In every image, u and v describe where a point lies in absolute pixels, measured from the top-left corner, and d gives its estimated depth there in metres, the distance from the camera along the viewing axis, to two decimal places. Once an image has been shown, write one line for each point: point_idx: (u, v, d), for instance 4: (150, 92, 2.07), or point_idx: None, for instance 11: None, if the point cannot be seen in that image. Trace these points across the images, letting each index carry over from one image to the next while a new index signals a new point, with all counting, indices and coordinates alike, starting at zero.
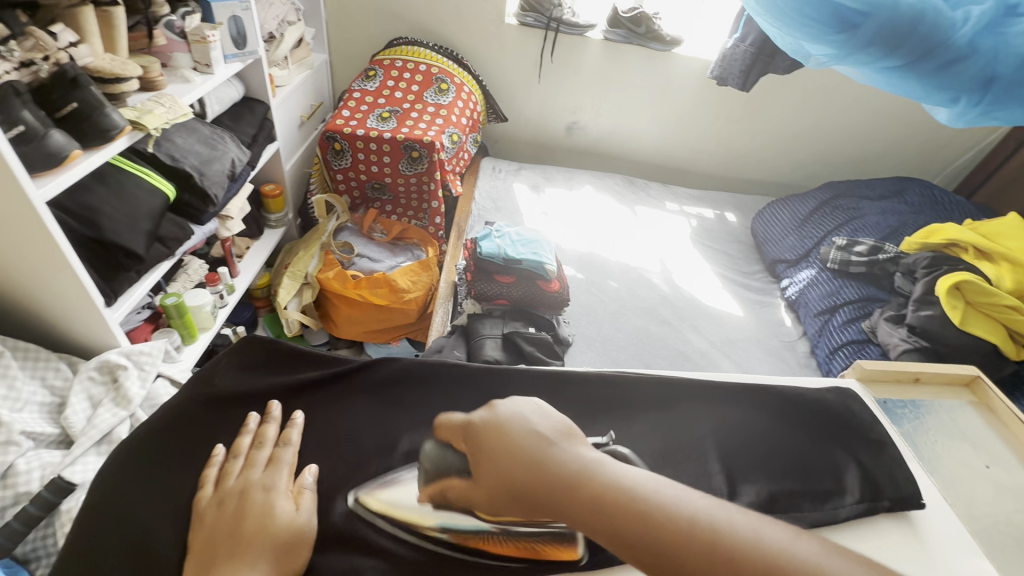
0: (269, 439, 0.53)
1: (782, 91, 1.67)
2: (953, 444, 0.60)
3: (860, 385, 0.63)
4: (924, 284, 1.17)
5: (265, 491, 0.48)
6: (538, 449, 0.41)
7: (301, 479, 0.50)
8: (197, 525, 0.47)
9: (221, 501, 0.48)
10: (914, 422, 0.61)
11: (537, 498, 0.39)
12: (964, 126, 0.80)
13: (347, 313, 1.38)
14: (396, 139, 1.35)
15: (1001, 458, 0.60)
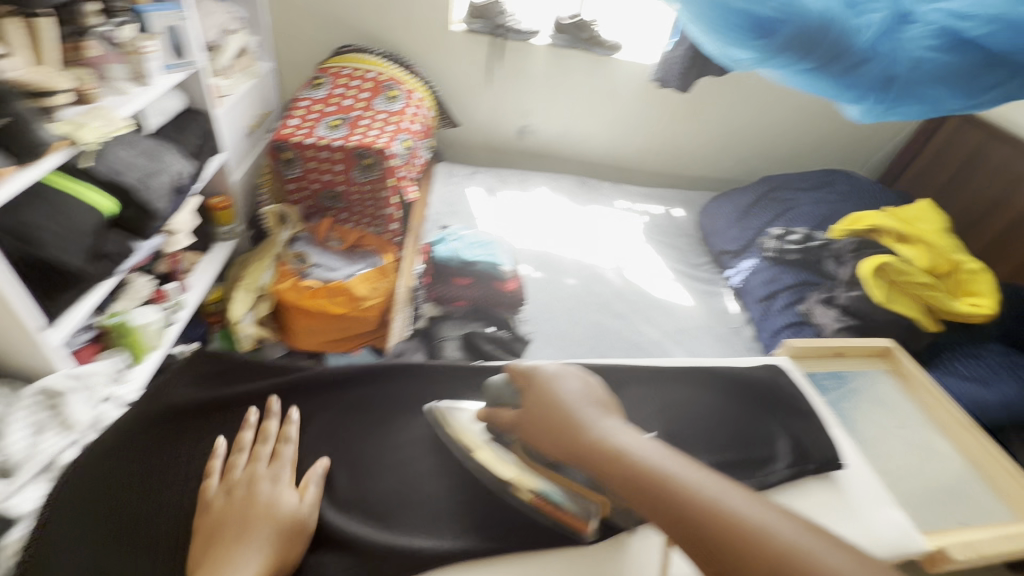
0: (272, 432, 0.68)
1: (719, 91, 1.77)
2: (868, 410, 0.67)
3: (791, 361, 0.69)
4: (851, 267, 1.27)
5: (269, 475, 0.62)
6: (569, 403, 0.57)
7: (307, 478, 0.64)
8: (205, 511, 0.58)
9: (228, 492, 0.59)
10: (837, 392, 0.68)
11: (559, 435, 0.55)
12: (871, 121, 0.88)
13: (307, 322, 1.35)
14: (347, 147, 1.36)
15: (910, 419, 0.67)
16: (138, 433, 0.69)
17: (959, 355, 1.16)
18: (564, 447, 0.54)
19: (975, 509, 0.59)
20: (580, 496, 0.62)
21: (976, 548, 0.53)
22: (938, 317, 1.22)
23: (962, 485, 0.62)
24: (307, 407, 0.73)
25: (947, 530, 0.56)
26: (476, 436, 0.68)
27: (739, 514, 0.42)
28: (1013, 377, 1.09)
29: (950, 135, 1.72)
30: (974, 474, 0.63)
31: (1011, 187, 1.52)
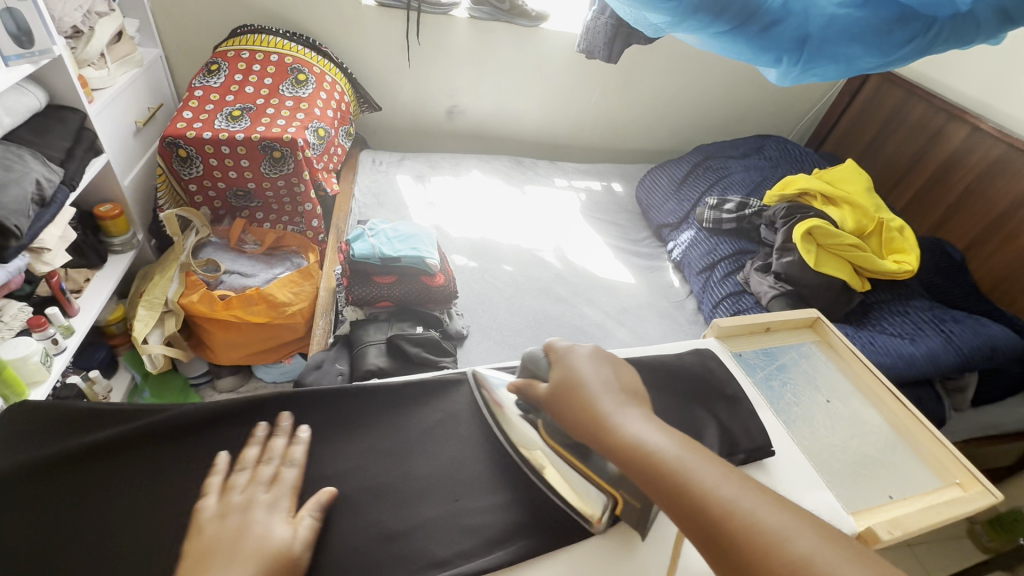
0: (280, 453, 0.53)
1: (647, 60, 1.73)
2: (796, 384, 0.64)
3: (718, 343, 0.66)
4: (783, 233, 1.27)
5: (265, 506, 0.47)
6: (590, 385, 0.50)
7: (303, 507, 0.49)
8: (195, 535, 0.44)
9: (222, 514, 0.45)
10: (765, 370, 0.65)
11: (580, 419, 0.48)
12: (789, 85, 0.86)
13: (224, 336, 1.25)
14: (250, 140, 1.22)
15: (839, 392, 0.64)
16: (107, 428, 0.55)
17: (887, 313, 1.19)
18: (583, 429, 0.48)
19: (903, 479, 0.56)
20: (601, 487, 0.52)
21: (906, 522, 0.50)
22: (864, 275, 1.24)
23: (890, 453, 0.59)
24: (342, 419, 0.58)
25: (880, 506, 0.53)
26: (509, 409, 0.58)
27: (756, 513, 0.37)
28: (936, 332, 1.13)
29: (872, 95, 1.75)
30: (902, 441, 0.60)
31: (929, 142, 1.57)
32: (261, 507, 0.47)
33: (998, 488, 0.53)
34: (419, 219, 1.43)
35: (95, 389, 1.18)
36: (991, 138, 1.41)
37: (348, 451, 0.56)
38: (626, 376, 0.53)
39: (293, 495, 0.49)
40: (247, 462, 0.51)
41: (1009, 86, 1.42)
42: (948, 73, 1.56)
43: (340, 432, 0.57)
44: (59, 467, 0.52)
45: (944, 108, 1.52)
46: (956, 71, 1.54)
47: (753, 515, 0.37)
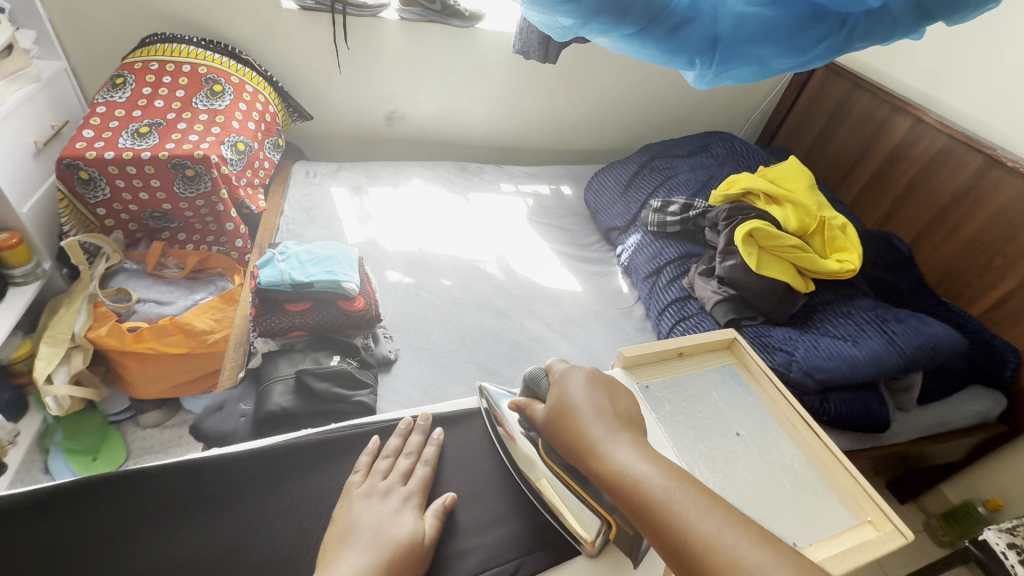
0: (417, 450, 0.64)
1: (591, 58, 1.68)
2: (704, 416, 0.59)
3: (625, 374, 0.61)
4: (726, 235, 1.23)
5: (395, 503, 0.57)
6: (583, 412, 0.50)
7: (430, 507, 0.58)
8: (336, 517, 0.55)
9: (366, 496, 0.57)
10: (673, 402, 0.60)
11: (574, 446, 0.48)
12: (706, 88, 0.81)
13: (142, 369, 1.16)
14: (158, 158, 1.13)
15: (750, 422, 0.60)
16: (152, 478, 0.60)
17: (830, 315, 1.16)
18: (577, 456, 0.48)
19: (815, 519, 0.52)
20: (601, 514, 0.54)
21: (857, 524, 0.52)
22: (809, 276, 1.22)
23: (803, 488, 0.54)
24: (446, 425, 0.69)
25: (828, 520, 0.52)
26: (514, 431, 0.63)
27: (736, 552, 0.35)
28: (879, 333, 1.10)
29: (819, 88, 1.73)
30: (816, 474, 0.56)
31: (875, 135, 1.55)
32: (389, 500, 0.57)
33: (908, 526, 0.50)
34: (353, 234, 1.35)
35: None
36: (933, 129, 1.39)
37: (457, 457, 0.66)
38: (623, 402, 0.52)
39: (421, 491, 0.60)
40: (389, 451, 0.64)
41: (950, 76, 1.40)
42: (891, 64, 1.54)
43: (456, 435, 0.68)
44: (99, 505, 0.58)
45: (888, 100, 1.50)
46: (900, 62, 1.52)
47: (729, 550, 0.36)
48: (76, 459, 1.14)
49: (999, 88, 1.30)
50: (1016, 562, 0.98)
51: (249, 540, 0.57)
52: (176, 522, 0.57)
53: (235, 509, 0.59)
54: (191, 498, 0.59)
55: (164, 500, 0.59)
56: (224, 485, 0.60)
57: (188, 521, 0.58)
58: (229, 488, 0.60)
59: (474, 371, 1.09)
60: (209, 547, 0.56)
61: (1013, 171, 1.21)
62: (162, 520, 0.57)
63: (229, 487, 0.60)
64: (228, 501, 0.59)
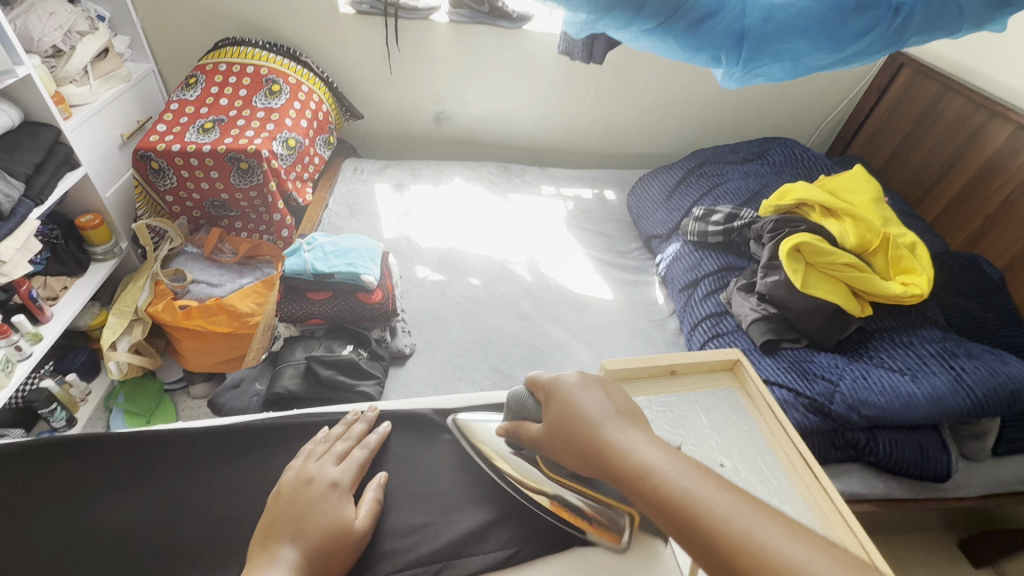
0: (357, 436, 0.63)
1: (644, 59, 1.62)
2: (681, 443, 0.55)
3: None
4: (770, 248, 1.14)
5: (322, 486, 0.54)
6: (586, 410, 0.47)
7: (365, 490, 0.58)
8: (274, 498, 0.53)
9: (302, 480, 0.55)
10: (653, 424, 0.56)
11: (582, 447, 0.46)
12: (737, 88, 0.75)
13: (191, 344, 1.26)
14: (217, 151, 1.23)
15: (736, 453, 0.55)
16: (146, 443, 0.64)
17: (886, 344, 1.04)
18: (587, 456, 0.45)
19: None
20: (609, 505, 0.54)
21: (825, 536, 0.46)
22: (866, 300, 1.09)
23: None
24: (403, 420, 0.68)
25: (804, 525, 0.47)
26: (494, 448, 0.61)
27: (773, 547, 0.33)
28: (944, 369, 0.97)
29: (904, 90, 1.56)
30: (808, 520, 0.49)
31: (966, 144, 1.36)
32: (318, 483, 0.54)
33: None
34: (388, 229, 1.39)
35: (71, 392, 1.22)
36: None
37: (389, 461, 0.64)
38: (628, 399, 0.49)
39: (353, 475, 0.57)
40: (328, 436, 0.62)
41: None
42: (993, 64, 1.35)
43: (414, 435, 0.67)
44: (100, 460, 0.63)
45: (985, 104, 1.31)
46: (1004, 61, 1.33)
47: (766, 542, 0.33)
48: (133, 419, 1.26)
49: None
50: None
51: (187, 510, 0.60)
52: (126, 485, 0.61)
53: (185, 476, 0.63)
54: (141, 466, 0.63)
55: (122, 466, 0.63)
56: (205, 458, 0.64)
57: (135, 485, 0.61)
58: (180, 461, 0.64)
59: (487, 372, 1.08)
60: (149, 512, 0.59)
61: None
62: (108, 483, 0.61)
63: (208, 460, 0.64)
64: (173, 474, 0.63)
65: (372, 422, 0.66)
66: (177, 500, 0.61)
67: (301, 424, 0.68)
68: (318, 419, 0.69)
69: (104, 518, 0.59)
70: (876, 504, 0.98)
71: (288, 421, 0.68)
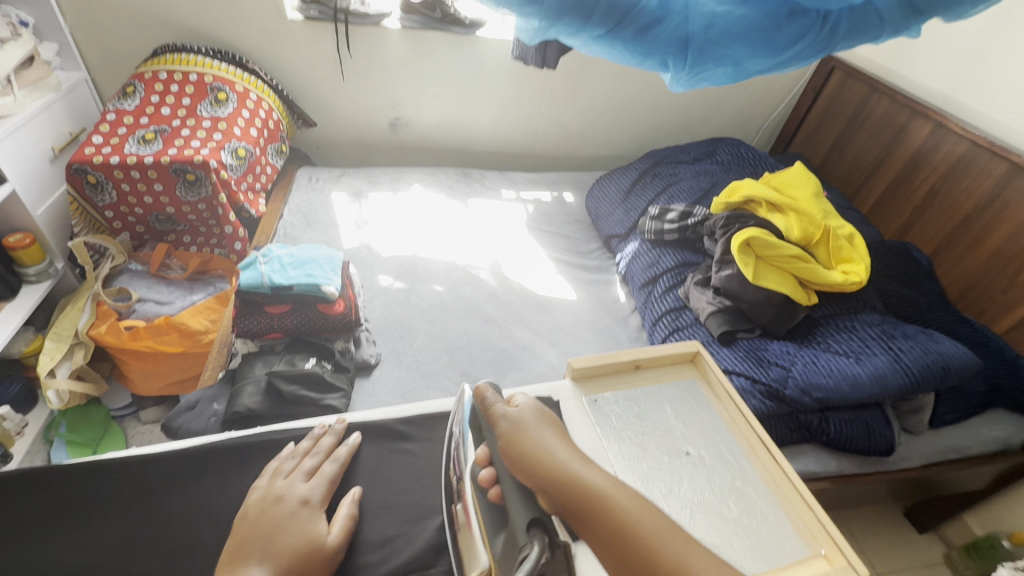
0: (327, 450, 0.64)
1: (595, 63, 1.66)
2: (648, 434, 0.57)
3: (574, 386, 0.60)
4: (723, 244, 1.19)
5: (292, 504, 0.55)
6: (553, 450, 0.50)
7: (338, 507, 0.59)
8: (242, 518, 0.54)
9: (267, 500, 0.55)
10: (622, 419, 0.58)
11: (542, 478, 0.48)
12: (684, 90, 0.78)
13: (139, 367, 1.20)
14: (160, 163, 1.17)
15: (703, 441, 0.57)
16: (113, 471, 0.67)
17: (832, 330, 1.11)
18: (548, 491, 0.47)
19: (758, 547, 0.49)
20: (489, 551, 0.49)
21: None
22: (812, 288, 1.16)
23: (750, 511, 0.52)
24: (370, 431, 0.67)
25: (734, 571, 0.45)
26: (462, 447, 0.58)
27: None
28: (883, 350, 1.04)
29: (837, 91, 1.66)
30: (770, 501, 0.53)
31: (893, 140, 1.47)
32: (287, 500, 0.56)
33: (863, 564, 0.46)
34: (347, 239, 1.36)
35: (6, 426, 1.14)
36: (954, 134, 1.30)
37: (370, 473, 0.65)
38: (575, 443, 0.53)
39: (324, 490, 0.59)
40: (296, 452, 0.63)
41: (973, 79, 1.32)
42: (912, 67, 1.46)
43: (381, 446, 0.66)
44: (70, 487, 0.67)
45: (907, 103, 1.42)
46: (920, 64, 1.44)
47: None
48: (77, 451, 1.18)
49: None
50: None
51: (160, 533, 0.62)
52: (95, 513, 0.64)
53: (155, 499, 0.65)
54: (114, 492, 0.66)
55: (91, 493, 0.66)
56: (171, 480, 0.67)
57: (109, 510, 0.64)
58: (151, 485, 0.67)
59: (455, 377, 1.07)
60: (121, 534, 0.62)
61: None
62: (80, 511, 0.64)
63: (176, 483, 0.67)
64: (146, 499, 0.66)
65: (340, 432, 0.67)
66: (149, 520, 0.64)
67: (267, 443, 0.70)
68: (288, 435, 0.71)
69: (74, 546, 0.62)
70: (830, 481, 1.04)
71: (252, 440, 0.71)
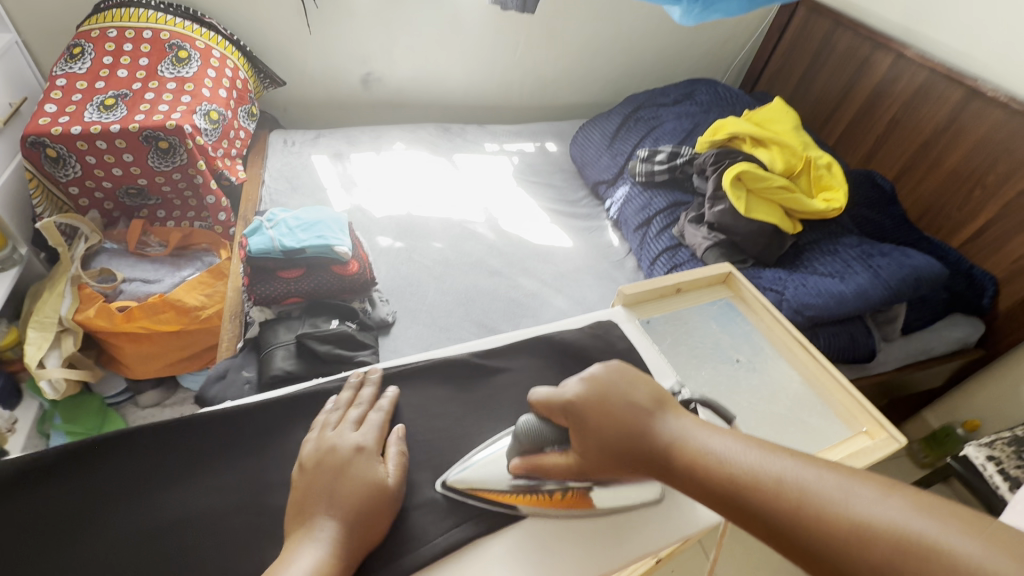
0: (368, 400, 0.59)
1: (570, 7, 1.64)
2: (699, 345, 0.70)
3: (626, 312, 0.72)
4: (715, 180, 1.24)
5: (347, 451, 0.51)
6: (621, 411, 0.48)
7: (389, 444, 0.55)
8: (300, 470, 0.50)
9: (319, 450, 0.51)
10: (673, 335, 0.71)
11: (645, 460, 0.46)
12: (694, 23, 0.79)
13: (134, 350, 1.14)
14: (129, 131, 1.08)
15: (746, 351, 0.70)
16: (177, 434, 0.57)
17: (817, 253, 1.20)
18: (634, 460, 0.46)
19: (818, 434, 0.61)
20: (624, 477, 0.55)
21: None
22: (796, 218, 1.24)
23: (801, 401, 0.65)
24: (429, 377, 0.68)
25: None
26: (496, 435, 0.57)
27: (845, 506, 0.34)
28: (864, 267, 1.13)
29: (801, 28, 1.72)
30: (811, 390, 0.66)
31: (857, 74, 1.55)
32: (342, 447, 0.52)
33: (899, 433, 0.59)
34: (337, 202, 1.32)
35: None
36: (915, 64, 1.39)
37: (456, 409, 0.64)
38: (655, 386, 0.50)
39: (377, 435, 0.55)
40: (340, 404, 0.58)
41: (933, 7, 1.38)
42: None
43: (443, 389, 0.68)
44: (124, 461, 0.55)
45: (870, 36, 1.49)
46: None
47: (847, 506, 0.33)
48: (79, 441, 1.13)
49: (981, 16, 1.29)
50: (996, 474, 0.98)
51: (266, 483, 0.55)
52: (183, 477, 0.55)
53: (259, 444, 0.58)
54: (210, 445, 0.57)
55: (159, 462, 0.55)
56: (254, 431, 0.59)
57: (212, 464, 0.56)
58: (240, 438, 0.58)
59: (472, 328, 1.09)
60: (220, 495, 0.54)
61: (994, 100, 1.22)
62: (176, 471, 0.55)
63: (262, 433, 0.59)
64: (247, 447, 0.57)
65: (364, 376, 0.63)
66: (248, 474, 0.56)
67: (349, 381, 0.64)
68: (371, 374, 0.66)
69: (167, 516, 0.52)
70: None
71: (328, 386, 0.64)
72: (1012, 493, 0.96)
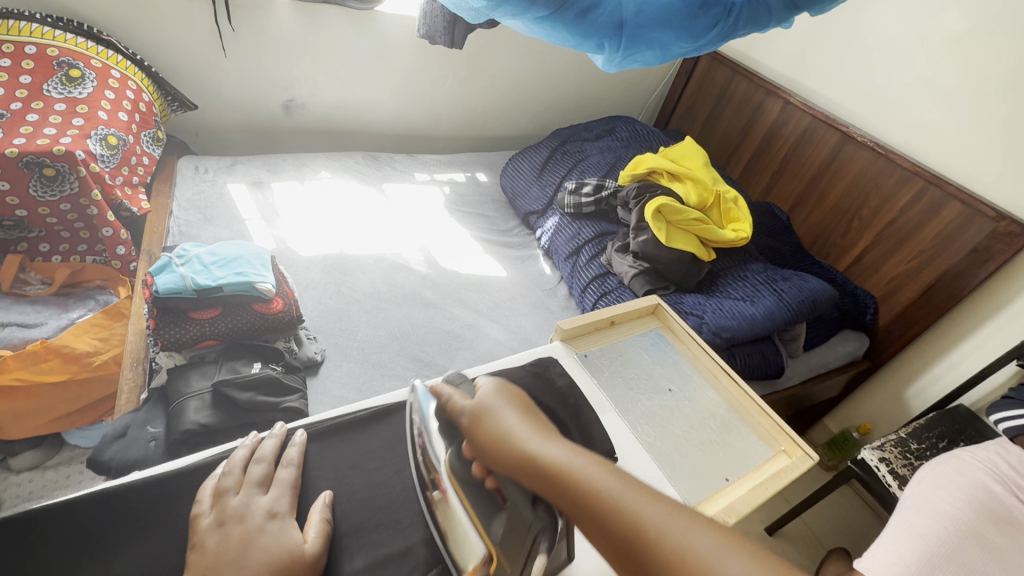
0: (274, 454, 0.56)
1: (498, 45, 1.69)
2: (636, 378, 0.73)
3: (564, 346, 0.74)
4: (637, 212, 1.32)
5: (258, 519, 0.49)
6: (514, 430, 0.45)
7: (309, 512, 0.52)
8: (197, 550, 0.46)
9: (222, 523, 0.47)
10: (609, 367, 0.74)
11: (518, 468, 0.43)
12: (616, 70, 0.85)
13: (5, 406, 0.95)
14: (4, 155, 0.95)
15: (675, 379, 0.74)
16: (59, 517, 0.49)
17: (730, 280, 1.30)
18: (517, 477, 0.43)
19: (744, 456, 0.65)
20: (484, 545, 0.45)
21: (736, 510, 0.58)
22: (710, 246, 1.34)
23: (731, 428, 0.69)
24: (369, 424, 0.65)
25: (720, 491, 0.61)
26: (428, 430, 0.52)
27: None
28: (770, 292, 1.25)
29: (705, 74, 1.90)
30: (734, 413, 0.71)
31: (754, 117, 1.73)
32: (251, 516, 0.49)
33: (812, 450, 0.64)
34: (258, 234, 1.24)
35: None
36: (799, 110, 1.58)
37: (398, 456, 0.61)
38: (537, 412, 0.48)
39: (290, 498, 0.52)
40: (236, 464, 0.53)
41: (811, 62, 1.58)
42: (764, 52, 1.72)
43: None
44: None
45: (762, 84, 1.68)
46: (770, 49, 1.69)
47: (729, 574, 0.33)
48: None
49: (849, 70, 1.48)
50: (887, 474, 1.10)
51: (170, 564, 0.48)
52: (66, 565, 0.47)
53: (174, 510, 0.52)
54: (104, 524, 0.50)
55: (39, 548, 0.48)
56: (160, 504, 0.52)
57: (108, 548, 0.49)
58: (138, 513, 0.51)
59: (407, 364, 1.06)
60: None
61: (863, 144, 1.41)
62: (60, 560, 0.47)
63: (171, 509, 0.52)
64: (160, 521, 0.51)
65: (285, 433, 0.58)
66: (151, 554, 0.49)
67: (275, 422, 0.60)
68: (301, 423, 0.61)
69: None
70: None
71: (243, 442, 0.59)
72: (900, 490, 1.07)
